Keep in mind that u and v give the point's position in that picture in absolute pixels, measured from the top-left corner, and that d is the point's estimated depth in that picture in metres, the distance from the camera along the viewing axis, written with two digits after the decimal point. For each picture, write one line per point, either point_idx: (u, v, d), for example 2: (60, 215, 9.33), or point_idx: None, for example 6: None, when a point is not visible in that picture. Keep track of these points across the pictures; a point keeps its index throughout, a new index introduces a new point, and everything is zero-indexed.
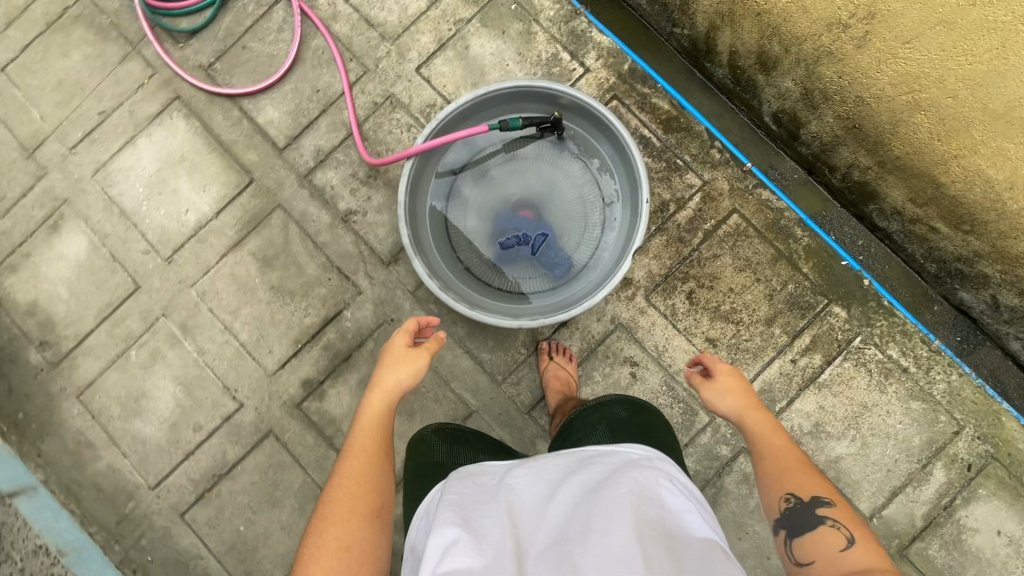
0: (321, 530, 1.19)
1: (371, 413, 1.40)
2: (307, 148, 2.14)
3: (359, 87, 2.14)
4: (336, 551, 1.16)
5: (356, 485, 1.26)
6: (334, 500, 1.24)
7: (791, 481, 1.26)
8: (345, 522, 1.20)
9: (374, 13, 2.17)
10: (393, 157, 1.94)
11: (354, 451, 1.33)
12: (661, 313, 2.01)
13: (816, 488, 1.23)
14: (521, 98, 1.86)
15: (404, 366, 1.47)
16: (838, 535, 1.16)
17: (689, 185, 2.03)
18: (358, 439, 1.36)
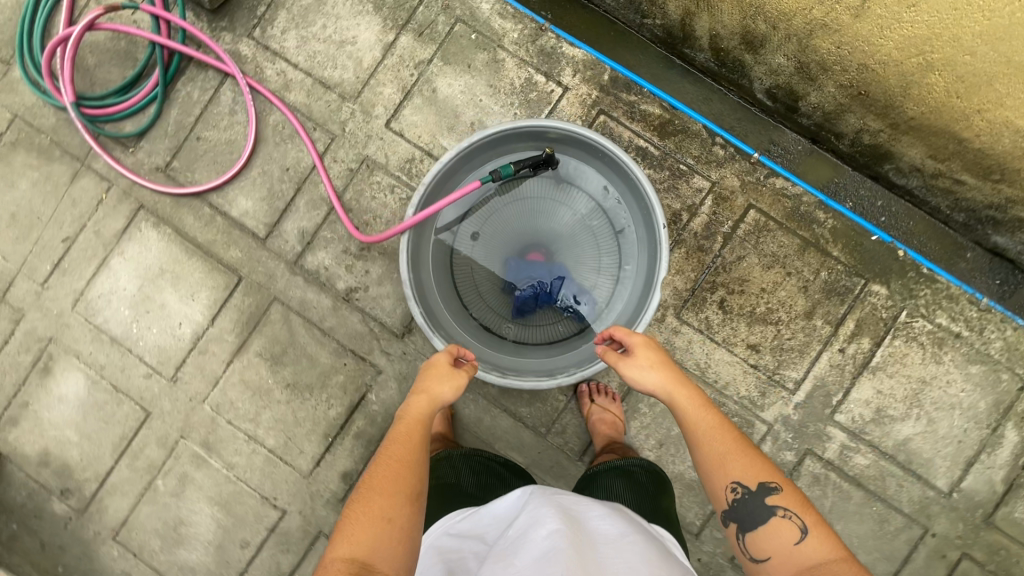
0: (358, 507, 1.15)
1: (415, 412, 1.35)
2: (290, 233, 2.01)
3: (330, 156, 2.00)
4: (371, 525, 1.11)
5: (396, 471, 1.21)
6: (372, 480, 1.20)
7: (735, 467, 1.31)
8: (382, 500, 1.16)
9: (328, 74, 2.02)
10: (387, 233, 1.81)
11: (396, 442, 1.28)
12: (696, 329, 1.90)
13: (762, 473, 1.30)
14: (507, 141, 1.74)
15: (448, 377, 1.43)
16: (785, 518, 1.26)
17: (698, 189, 1.91)
18: (400, 430, 1.32)
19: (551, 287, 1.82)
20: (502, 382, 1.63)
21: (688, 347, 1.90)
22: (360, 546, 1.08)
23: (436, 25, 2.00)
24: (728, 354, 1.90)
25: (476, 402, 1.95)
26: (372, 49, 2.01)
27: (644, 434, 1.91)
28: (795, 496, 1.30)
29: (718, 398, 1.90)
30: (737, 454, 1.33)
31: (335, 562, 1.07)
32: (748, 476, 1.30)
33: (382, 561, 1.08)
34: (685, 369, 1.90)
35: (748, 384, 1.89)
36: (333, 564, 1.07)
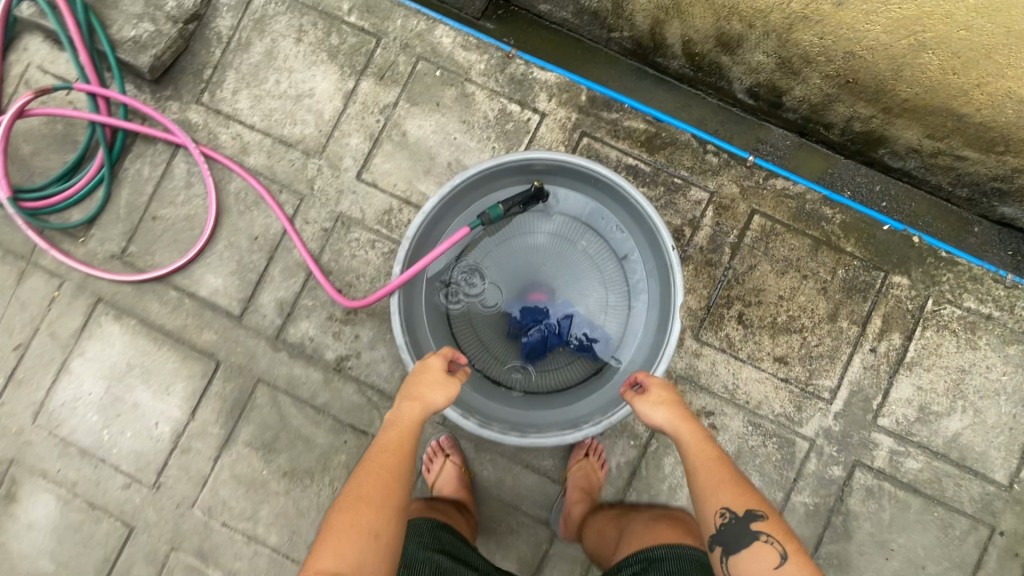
0: (342, 517, 1.14)
1: (407, 422, 1.32)
2: (268, 306, 1.84)
3: (302, 218, 1.85)
4: (356, 537, 1.11)
5: (384, 484, 1.20)
6: (358, 491, 1.19)
7: (725, 493, 1.22)
8: (368, 512, 1.15)
9: (288, 131, 1.88)
10: (374, 295, 1.65)
11: (386, 452, 1.26)
12: (718, 349, 1.77)
13: (752, 502, 1.21)
14: (492, 179, 1.62)
15: (440, 386, 1.38)
16: (771, 551, 1.16)
17: (697, 201, 1.80)
18: (389, 438, 1.29)
19: (559, 327, 1.68)
20: (525, 442, 1.46)
21: (713, 370, 1.77)
22: (344, 557, 1.08)
23: (396, 66, 1.88)
24: (755, 371, 1.77)
25: (494, 462, 1.79)
26: (332, 100, 1.88)
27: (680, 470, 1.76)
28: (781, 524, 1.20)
29: (753, 420, 1.76)
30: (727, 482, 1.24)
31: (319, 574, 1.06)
32: (737, 504, 1.21)
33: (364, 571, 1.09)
34: (713, 393, 1.76)
35: (782, 400, 1.76)
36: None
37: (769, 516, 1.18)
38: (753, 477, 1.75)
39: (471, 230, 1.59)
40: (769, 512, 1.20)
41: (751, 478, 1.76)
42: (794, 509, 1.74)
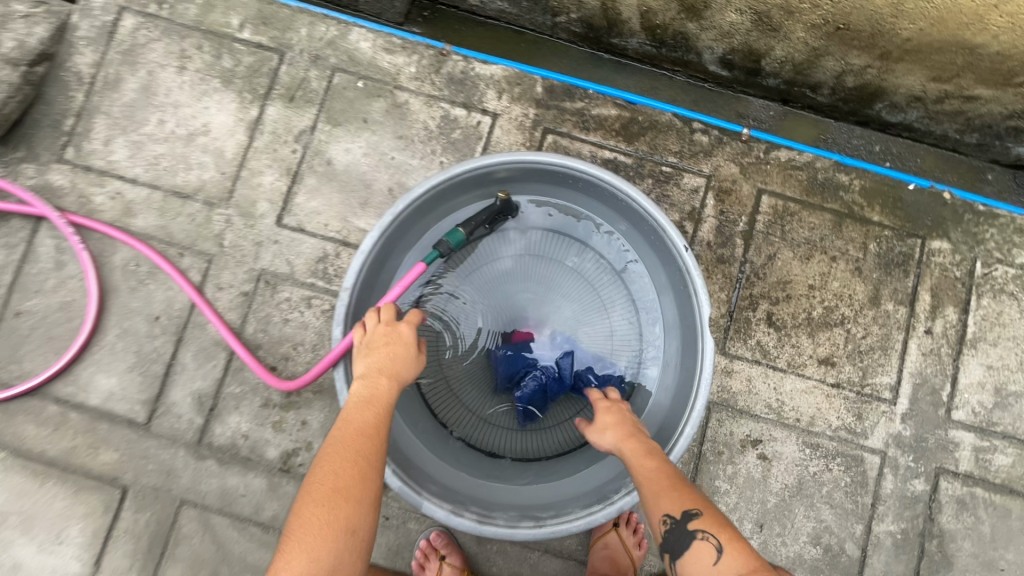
0: (311, 515, 0.90)
1: (377, 395, 1.04)
2: (183, 403, 1.42)
3: (213, 284, 1.46)
4: (332, 537, 0.88)
5: (359, 474, 0.94)
6: (325, 481, 0.93)
7: (661, 499, 0.99)
8: (343, 506, 0.91)
9: (182, 179, 1.50)
10: (313, 372, 1.25)
11: (357, 430, 0.99)
12: (752, 361, 1.45)
13: (690, 500, 0.98)
14: (446, 198, 1.28)
15: (410, 352, 1.11)
16: (715, 551, 0.93)
17: (693, 189, 1.51)
18: (354, 415, 1.01)
19: (558, 370, 1.35)
20: (547, 533, 1.08)
21: (750, 388, 1.44)
22: (321, 563, 0.86)
23: (308, 82, 1.54)
24: (800, 380, 1.45)
25: (505, 552, 1.40)
26: (233, 133, 1.52)
27: (735, 520, 1.41)
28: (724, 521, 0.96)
29: (809, 440, 1.44)
30: (665, 483, 1.02)
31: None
32: (675, 505, 0.98)
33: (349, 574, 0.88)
34: (755, 416, 1.44)
35: (839, 410, 1.45)
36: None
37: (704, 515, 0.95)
38: (823, 512, 1.42)
39: (427, 266, 1.23)
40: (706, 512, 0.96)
41: (821, 513, 1.42)
42: (879, 541, 1.41)
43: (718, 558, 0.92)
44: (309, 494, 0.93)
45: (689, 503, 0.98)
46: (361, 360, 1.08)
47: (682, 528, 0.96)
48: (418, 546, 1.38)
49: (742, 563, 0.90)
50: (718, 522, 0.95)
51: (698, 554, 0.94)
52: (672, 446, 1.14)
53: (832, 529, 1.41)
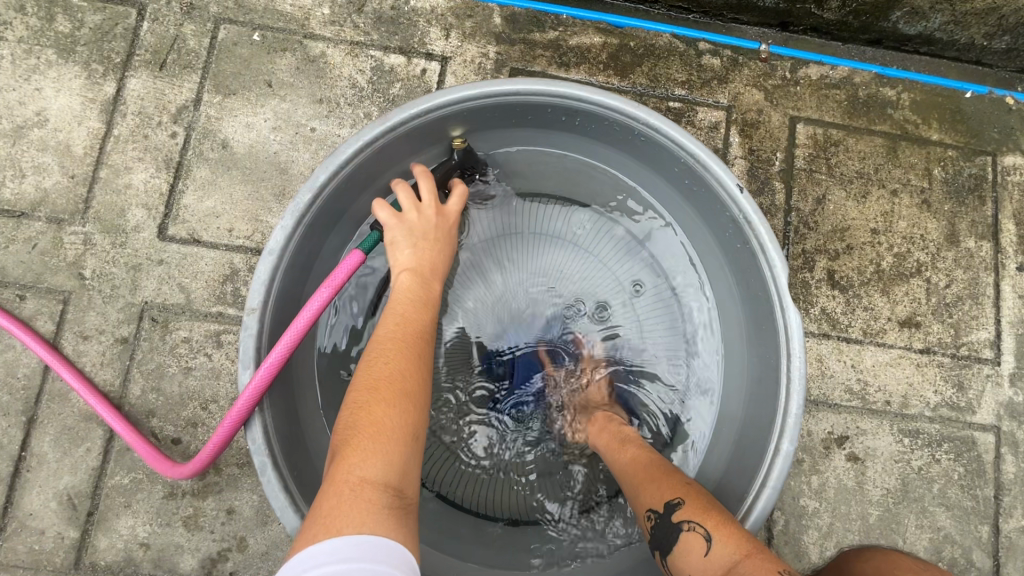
0: (374, 411, 0.65)
1: (432, 293, 0.81)
2: (44, 513, 0.97)
3: (72, 333, 1.02)
4: (401, 439, 0.64)
5: (427, 376, 0.71)
6: (388, 378, 0.68)
7: (642, 491, 0.80)
8: (412, 407, 0.67)
9: (13, 191, 1.05)
10: (211, 450, 0.83)
11: (422, 327, 0.76)
12: (819, 335, 1.12)
13: (670, 487, 0.78)
14: (388, 164, 0.89)
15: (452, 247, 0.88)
16: (704, 540, 0.70)
17: (713, 126, 1.17)
18: (411, 309, 0.77)
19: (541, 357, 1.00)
20: None
21: (822, 369, 1.11)
22: (392, 469, 0.61)
23: (183, 41, 1.12)
24: (882, 350, 1.13)
25: None
26: (83, 120, 1.08)
27: (833, 547, 1.06)
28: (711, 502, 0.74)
29: (906, 426, 1.11)
30: (641, 473, 0.82)
31: (367, 487, 0.58)
32: (654, 496, 0.78)
33: (413, 488, 0.63)
34: (834, 405, 1.10)
35: (936, 382, 1.13)
36: (361, 491, 0.58)
37: (684, 501, 0.74)
38: (940, 517, 1.09)
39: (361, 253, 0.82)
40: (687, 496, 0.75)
41: (939, 519, 1.09)
42: (1013, 543, 1.09)
43: (709, 549, 0.69)
44: (363, 391, 0.67)
45: (669, 490, 0.77)
46: (404, 247, 0.81)
47: (664, 522, 0.75)
48: None
49: (736, 548, 0.68)
50: (704, 507, 0.74)
51: (687, 547, 0.72)
52: (765, 471, 0.78)
53: (955, 539, 1.08)
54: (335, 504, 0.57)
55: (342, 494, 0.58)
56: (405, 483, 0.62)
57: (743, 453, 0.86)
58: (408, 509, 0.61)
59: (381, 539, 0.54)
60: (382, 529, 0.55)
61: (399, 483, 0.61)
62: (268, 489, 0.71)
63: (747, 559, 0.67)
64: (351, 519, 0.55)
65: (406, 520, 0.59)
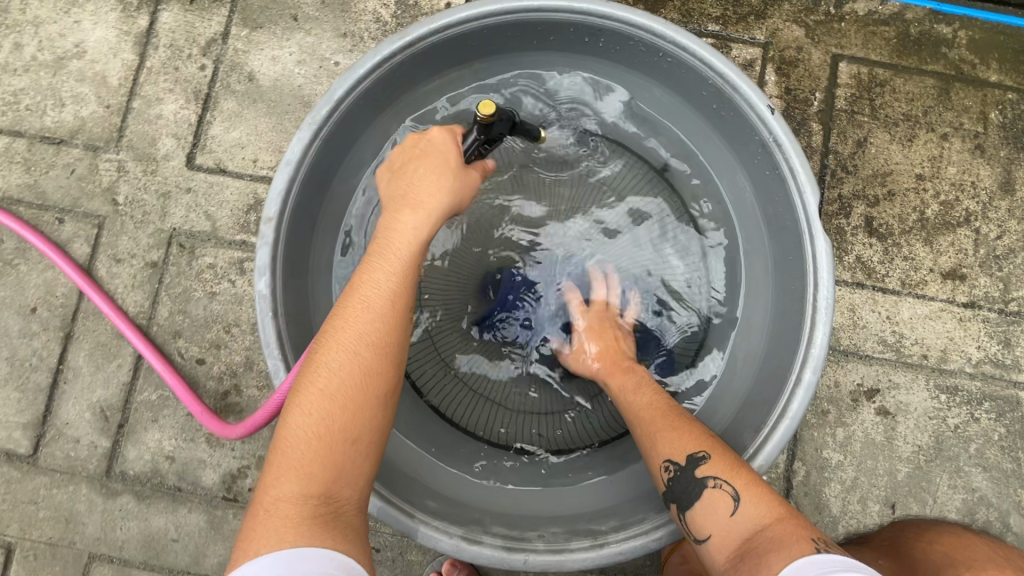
0: (291, 424, 0.63)
1: (398, 261, 0.71)
2: (79, 423, 1.03)
3: (106, 256, 1.06)
4: (322, 448, 0.61)
5: (370, 361, 0.65)
6: (310, 385, 0.64)
7: (660, 439, 0.75)
8: (342, 410, 0.63)
9: (52, 119, 1.09)
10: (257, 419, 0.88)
11: (370, 297, 0.69)
12: (852, 283, 1.07)
13: (694, 439, 0.73)
14: (407, 84, 0.87)
15: (439, 167, 0.78)
16: (730, 499, 0.67)
17: (747, 63, 1.11)
18: (357, 291, 0.69)
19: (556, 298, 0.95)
20: (609, 559, 0.72)
21: (853, 318, 1.06)
22: (317, 478, 0.60)
23: None
24: (922, 302, 1.07)
25: None
26: (118, 52, 1.11)
27: (856, 502, 1.02)
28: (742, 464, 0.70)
29: (944, 382, 1.05)
30: (661, 421, 0.76)
31: (281, 505, 0.58)
32: (677, 446, 0.72)
33: (353, 489, 0.62)
34: (865, 354, 1.05)
35: (979, 337, 1.06)
36: (275, 511, 0.58)
37: (711, 461, 0.69)
38: (975, 479, 1.03)
39: None
40: (713, 453, 0.70)
41: (975, 481, 1.03)
42: None
43: (736, 509, 0.66)
44: (292, 396, 0.65)
45: (691, 442, 0.72)
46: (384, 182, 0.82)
47: (685, 476, 0.71)
48: None
49: (767, 511, 0.65)
50: (734, 463, 0.70)
51: (710, 504, 0.68)
52: (785, 402, 0.75)
53: (991, 502, 1.03)
54: (256, 523, 0.58)
55: (260, 515, 0.58)
56: (331, 488, 0.60)
57: (763, 384, 0.82)
58: (342, 512, 0.60)
59: (298, 549, 0.53)
60: (303, 539, 0.55)
61: (329, 491, 0.60)
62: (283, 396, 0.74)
63: (777, 523, 0.64)
64: (269, 537, 0.55)
65: (335, 526, 0.58)
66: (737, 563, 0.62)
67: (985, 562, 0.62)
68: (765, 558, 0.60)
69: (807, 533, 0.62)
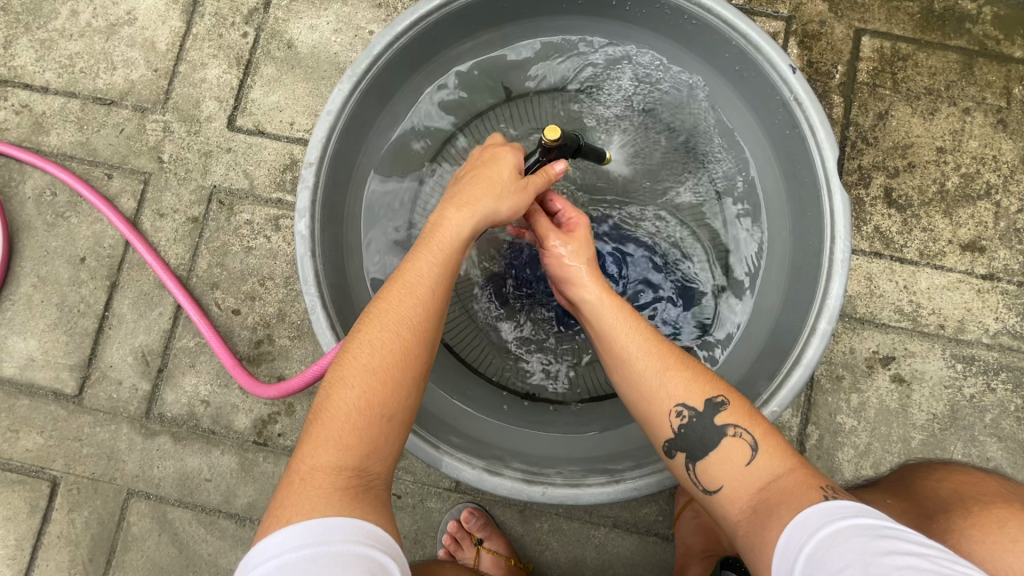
0: (331, 396, 0.61)
1: (450, 249, 0.69)
2: (123, 366, 1.08)
3: (150, 210, 1.12)
4: (360, 424, 0.59)
5: (413, 343, 0.63)
6: (353, 360, 0.62)
7: (673, 376, 0.69)
8: (382, 386, 0.61)
9: (105, 82, 1.16)
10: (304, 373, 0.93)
11: (415, 282, 0.66)
12: (871, 253, 1.08)
13: (711, 382, 0.69)
14: (441, 45, 0.91)
15: (489, 187, 0.72)
16: (747, 448, 0.66)
17: (770, 36, 1.14)
18: (409, 275, 0.67)
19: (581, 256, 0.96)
20: (626, 492, 0.74)
21: (870, 286, 1.07)
22: (353, 451, 0.58)
23: None
24: (940, 272, 1.08)
25: (561, 533, 1.03)
26: (166, 19, 1.18)
27: (869, 467, 1.03)
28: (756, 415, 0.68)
29: (961, 351, 1.06)
30: (673, 359, 0.70)
31: (319, 475, 0.56)
32: (691, 391, 0.68)
33: (383, 463, 0.60)
34: (881, 322, 1.07)
35: (997, 309, 1.07)
36: (314, 479, 0.56)
37: (730, 412, 0.67)
38: (990, 448, 1.04)
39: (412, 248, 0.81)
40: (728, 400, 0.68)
41: (990, 451, 1.04)
42: None
43: (752, 459, 0.65)
44: (335, 368, 0.63)
45: (707, 388, 0.69)
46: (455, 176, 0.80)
47: (702, 422, 0.68)
48: (446, 530, 1.04)
49: (781, 462, 0.64)
50: (749, 410, 0.68)
51: (725, 453, 0.66)
52: (800, 349, 0.77)
53: (1006, 471, 1.03)
54: (291, 491, 0.56)
55: (296, 485, 0.56)
56: (367, 459, 0.59)
57: (779, 337, 0.84)
58: (372, 486, 0.58)
59: (317, 524, 0.51)
60: (333, 509, 0.53)
61: (363, 463, 0.59)
62: (319, 329, 0.76)
63: (790, 473, 0.63)
64: (304, 506, 0.53)
65: (367, 497, 0.56)
66: (751, 515, 0.62)
67: (994, 497, 0.64)
68: (777, 510, 0.60)
69: (816, 481, 0.62)
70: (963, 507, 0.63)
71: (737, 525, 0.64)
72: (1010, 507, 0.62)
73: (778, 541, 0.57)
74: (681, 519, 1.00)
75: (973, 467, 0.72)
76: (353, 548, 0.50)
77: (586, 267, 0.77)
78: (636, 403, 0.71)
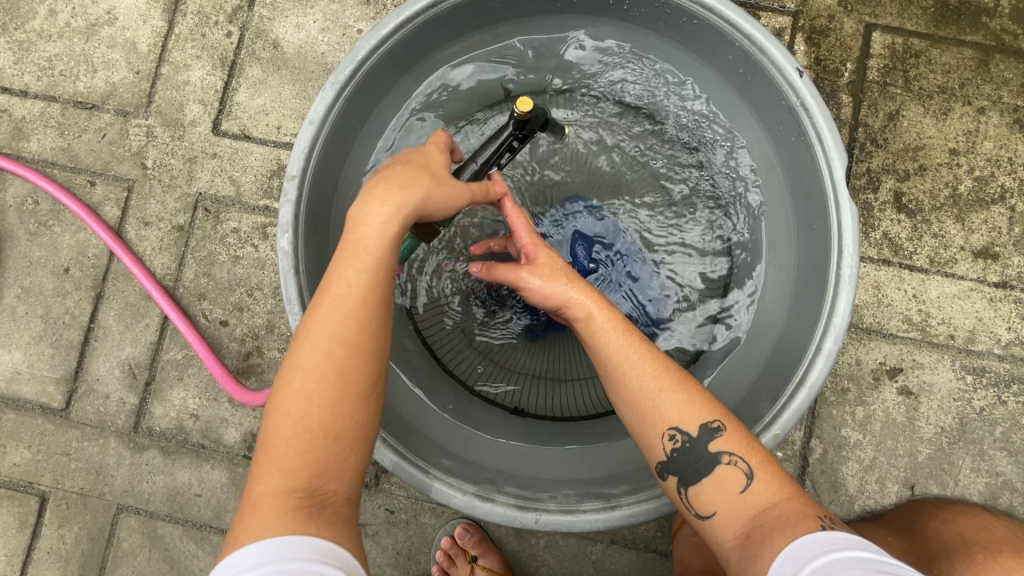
0: (272, 420, 0.58)
1: (377, 251, 0.62)
2: (109, 379, 1.06)
3: (134, 219, 1.09)
4: (303, 444, 0.56)
5: (346, 357, 0.59)
6: (292, 378, 0.59)
7: (666, 395, 0.66)
8: (323, 404, 0.57)
9: (85, 85, 1.12)
10: None
11: (340, 293, 0.60)
12: (879, 260, 1.04)
13: (705, 404, 0.66)
14: (429, 47, 0.87)
15: (415, 182, 0.64)
16: (743, 476, 0.63)
17: (775, 33, 1.08)
18: (334, 284, 0.61)
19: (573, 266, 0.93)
20: (622, 521, 0.71)
21: (879, 295, 1.03)
22: (300, 472, 0.56)
23: None
24: (951, 280, 1.04)
25: (557, 549, 1.01)
26: (148, 19, 1.13)
27: (874, 482, 1.00)
28: (752, 441, 0.65)
29: (970, 362, 1.03)
30: (670, 378, 0.67)
31: (268, 498, 0.54)
32: (686, 414, 0.66)
33: (338, 482, 0.57)
34: (889, 333, 1.03)
35: (1010, 319, 1.03)
36: (263, 503, 0.54)
37: (727, 434, 0.65)
38: (999, 462, 1.01)
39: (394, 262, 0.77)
40: (726, 425, 0.65)
41: (1000, 465, 1.01)
42: None
43: (747, 487, 0.62)
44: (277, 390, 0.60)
45: (703, 412, 0.66)
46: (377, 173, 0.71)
47: (696, 447, 0.65)
48: (440, 546, 1.02)
49: (777, 490, 0.62)
50: (747, 437, 0.65)
51: (719, 479, 0.64)
52: (805, 370, 0.73)
53: (1015, 486, 1.00)
54: (243, 517, 0.54)
55: (248, 509, 0.54)
56: (318, 478, 0.56)
57: (783, 354, 0.81)
58: (329, 504, 0.55)
59: (271, 541, 0.50)
60: (286, 528, 0.51)
61: (315, 483, 0.56)
62: None
63: (786, 503, 0.61)
64: (254, 529, 0.52)
65: (322, 517, 0.54)
66: (743, 543, 0.60)
67: (1003, 546, 0.61)
68: (771, 537, 0.57)
69: (813, 511, 0.60)
70: (968, 555, 0.60)
71: (729, 553, 0.61)
72: (1019, 558, 0.59)
73: (772, 567, 0.54)
74: (677, 541, 0.97)
75: (986, 513, 0.69)
76: (306, 567, 0.48)
77: (571, 285, 0.72)
78: (626, 422, 0.69)
